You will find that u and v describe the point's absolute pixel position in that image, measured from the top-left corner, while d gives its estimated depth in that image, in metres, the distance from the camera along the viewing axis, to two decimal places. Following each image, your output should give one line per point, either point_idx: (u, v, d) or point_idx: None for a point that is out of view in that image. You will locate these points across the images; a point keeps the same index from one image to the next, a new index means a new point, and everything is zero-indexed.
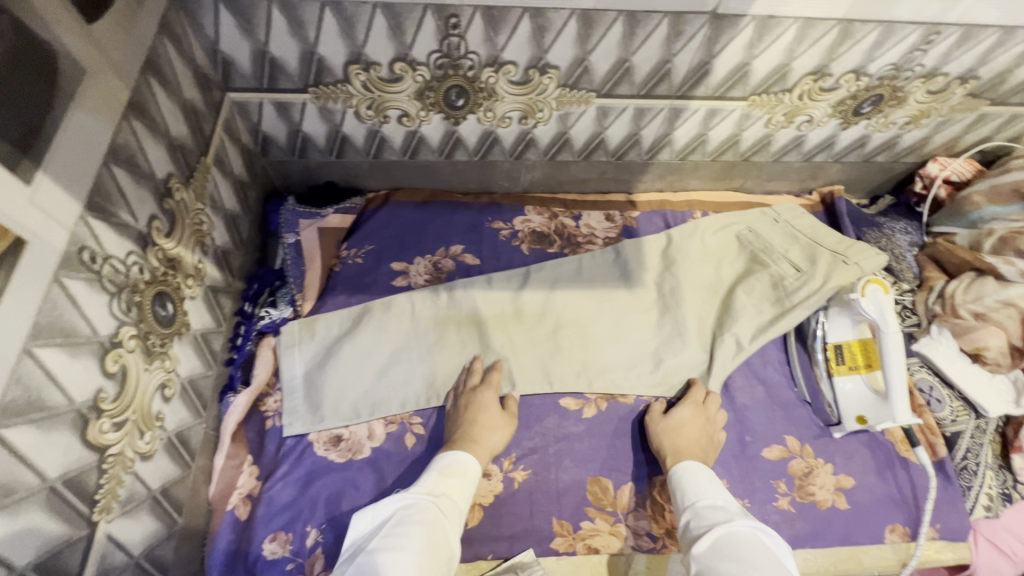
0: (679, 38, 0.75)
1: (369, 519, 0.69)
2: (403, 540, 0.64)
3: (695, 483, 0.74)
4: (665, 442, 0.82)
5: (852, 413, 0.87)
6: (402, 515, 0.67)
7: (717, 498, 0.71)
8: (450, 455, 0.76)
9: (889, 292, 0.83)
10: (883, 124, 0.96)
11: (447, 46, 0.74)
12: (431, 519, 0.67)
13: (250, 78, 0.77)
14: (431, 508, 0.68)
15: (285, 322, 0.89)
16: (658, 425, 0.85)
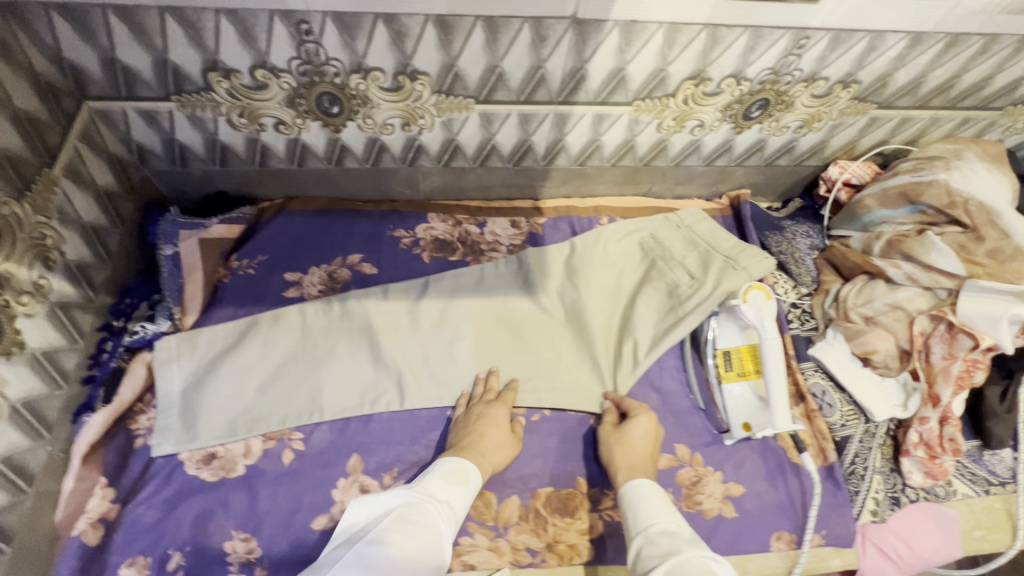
0: (544, 43, 0.74)
1: (370, 507, 0.68)
2: (404, 536, 0.63)
3: (648, 500, 0.72)
4: (620, 457, 0.81)
5: (738, 420, 0.87)
6: (411, 510, 0.67)
7: (670, 520, 0.68)
8: (452, 461, 0.75)
9: (771, 298, 0.84)
10: (777, 128, 0.96)
11: (306, 53, 0.72)
12: (429, 518, 0.66)
13: (104, 86, 0.74)
14: (431, 508, 0.68)
15: (160, 337, 0.85)
16: (614, 437, 0.83)
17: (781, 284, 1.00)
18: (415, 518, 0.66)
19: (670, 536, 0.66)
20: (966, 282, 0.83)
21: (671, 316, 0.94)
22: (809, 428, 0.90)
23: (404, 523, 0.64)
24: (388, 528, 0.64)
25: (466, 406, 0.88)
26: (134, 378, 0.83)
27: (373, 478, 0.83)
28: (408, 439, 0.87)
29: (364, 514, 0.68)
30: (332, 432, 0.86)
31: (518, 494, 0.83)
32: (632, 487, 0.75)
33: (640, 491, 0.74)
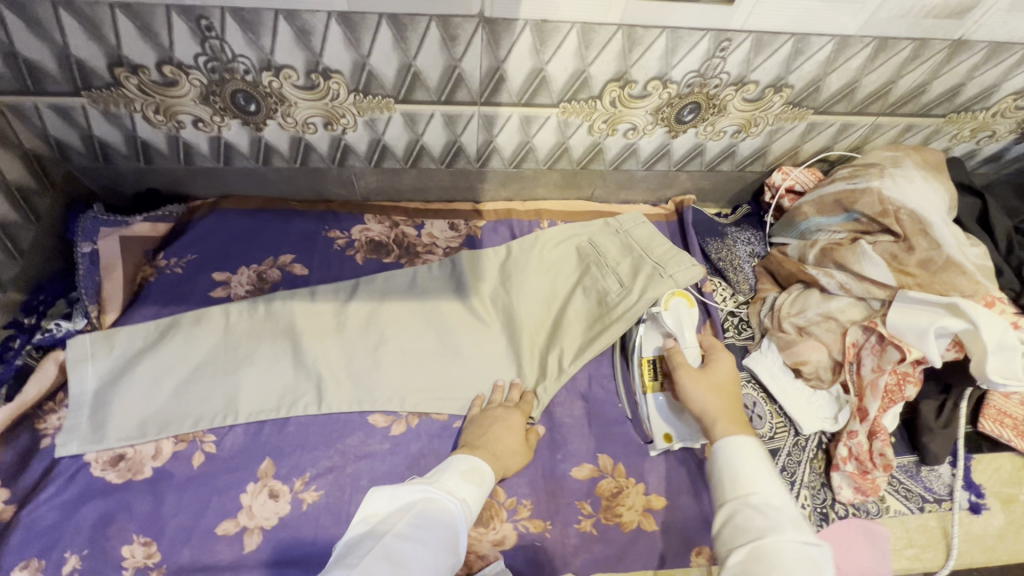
0: (456, 43, 0.73)
1: (392, 499, 0.62)
2: (430, 536, 0.59)
3: (747, 461, 0.62)
4: (699, 396, 0.74)
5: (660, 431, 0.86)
6: (432, 507, 0.62)
7: (769, 494, 0.59)
8: (469, 458, 0.72)
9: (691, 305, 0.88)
10: (714, 133, 0.94)
11: (211, 49, 0.71)
12: (450, 518, 0.62)
13: (11, 80, 0.73)
14: (452, 507, 0.64)
15: (75, 334, 0.84)
16: (701, 378, 0.77)
17: (719, 291, 0.99)
18: (438, 517, 0.62)
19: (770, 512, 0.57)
20: (898, 292, 0.81)
21: (598, 324, 0.94)
22: None
23: (427, 522, 0.60)
24: (407, 522, 0.60)
25: (482, 410, 0.87)
26: (42, 376, 0.81)
27: (285, 483, 0.81)
28: (324, 444, 0.85)
29: (384, 504, 0.62)
30: (246, 434, 0.84)
31: None
32: (726, 445, 0.64)
33: (739, 450, 0.63)
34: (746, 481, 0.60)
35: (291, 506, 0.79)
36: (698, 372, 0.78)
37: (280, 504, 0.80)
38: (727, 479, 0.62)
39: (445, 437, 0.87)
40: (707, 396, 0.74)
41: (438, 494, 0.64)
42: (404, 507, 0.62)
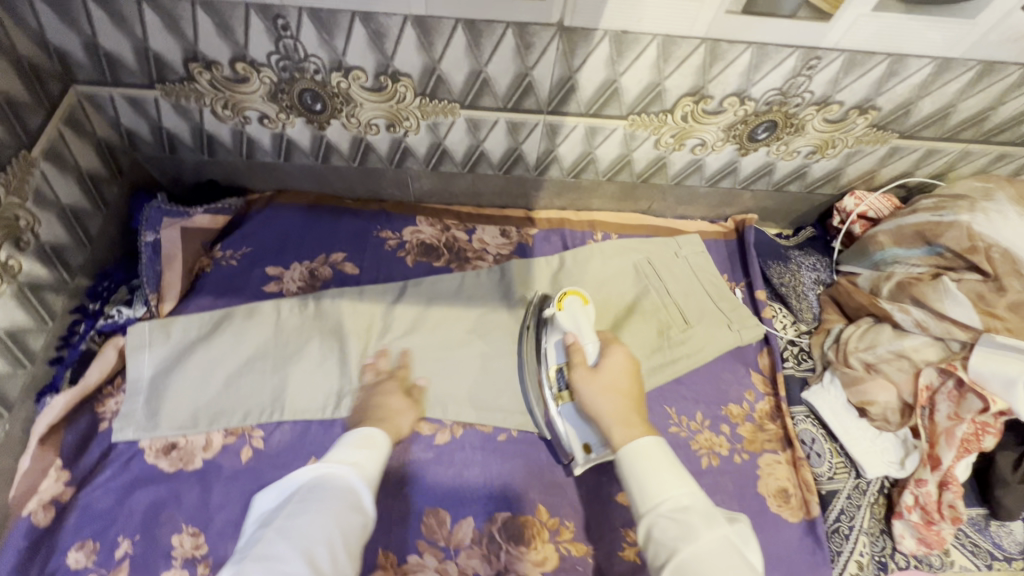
0: (530, 51, 0.70)
1: (277, 490, 0.67)
2: (303, 504, 0.62)
3: (653, 469, 0.62)
4: (603, 402, 0.73)
5: (579, 446, 0.81)
6: (310, 478, 0.65)
7: (681, 495, 0.60)
8: (358, 431, 0.73)
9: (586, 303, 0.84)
10: (787, 153, 0.89)
11: (284, 48, 0.71)
12: (341, 481, 0.65)
13: (90, 71, 0.75)
14: (343, 471, 0.66)
15: (134, 322, 0.85)
16: (589, 382, 0.76)
17: (779, 318, 0.95)
18: (316, 486, 0.64)
19: (686, 517, 0.58)
20: (983, 335, 0.75)
21: (659, 354, 0.91)
22: (794, 476, 0.83)
23: (305, 493, 0.63)
24: (293, 501, 0.63)
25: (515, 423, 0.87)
26: (102, 362, 0.83)
27: None
28: None
29: (272, 498, 0.67)
30: (292, 431, 0.85)
31: (473, 515, 0.80)
32: (635, 449, 0.64)
33: (641, 456, 0.63)
34: (659, 489, 0.60)
35: None
36: (586, 373, 0.77)
37: None
38: (636, 492, 0.62)
39: (487, 451, 0.85)
40: (603, 399, 0.74)
41: (324, 464, 0.67)
42: (288, 491, 0.66)
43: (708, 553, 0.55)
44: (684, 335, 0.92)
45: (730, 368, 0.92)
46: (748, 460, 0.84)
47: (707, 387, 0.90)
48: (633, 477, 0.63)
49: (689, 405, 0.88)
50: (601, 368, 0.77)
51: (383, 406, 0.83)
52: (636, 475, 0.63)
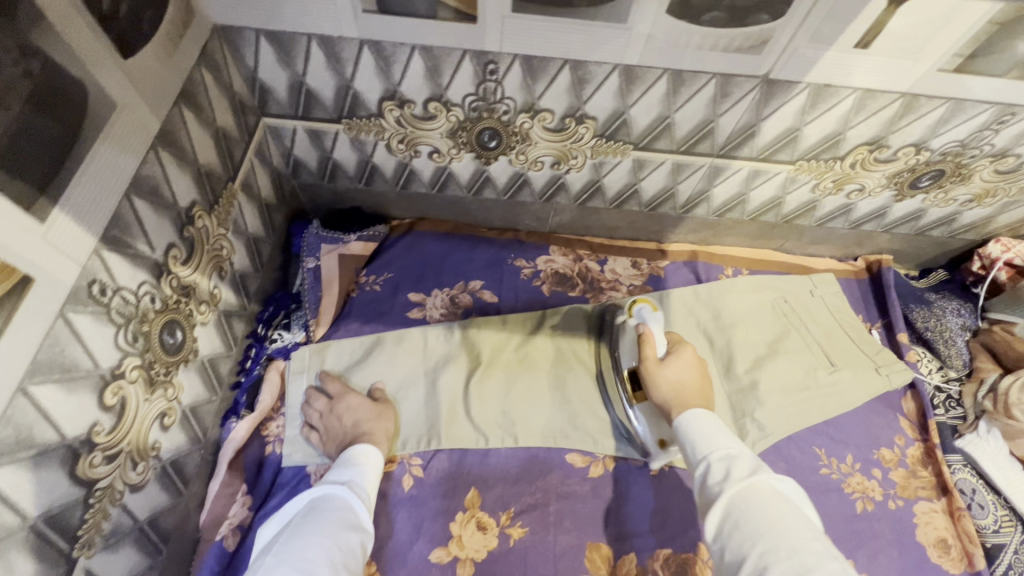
0: (725, 99, 0.72)
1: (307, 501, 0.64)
2: (322, 523, 0.59)
3: (701, 430, 0.64)
4: (666, 392, 0.74)
5: (654, 441, 0.83)
6: (321, 503, 0.63)
7: (728, 446, 0.61)
8: (354, 449, 0.72)
9: (655, 307, 0.91)
10: (943, 200, 0.89)
11: (483, 90, 0.73)
12: (345, 508, 0.63)
13: (285, 106, 0.77)
14: (343, 499, 0.64)
15: (296, 346, 0.87)
16: (657, 374, 0.76)
17: (925, 362, 0.95)
18: (329, 508, 0.62)
19: (732, 464, 0.59)
20: None
21: (805, 392, 0.90)
22: (952, 526, 0.82)
23: (320, 513, 0.61)
24: (308, 520, 0.60)
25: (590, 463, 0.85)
26: (272, 385, 0.84)
27: (490, 514, 0.81)
28: (524, 480, 0.84)
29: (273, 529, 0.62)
30: (449, 460, 0.84)
31: (635, 552, 0.79)
32: (683, 418, 0.68)
33: (697, 421, 0.66)
34: (708, 444, 0.62)
35: (498, 541, 0.79)
36: (654, 366, 0.77)
37: (488, 537, 0.79)
38: (689, 452, 0.64)
39: (643, 485, 0.85)
40: (667, 394, 0.74)
41: (327, 491, 0.64)
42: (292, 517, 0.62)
43: (759, 496, 0.55)
44: (834, 378, 0.91)
45: (881, 412, 0.90)
46: (904, 507, 0.83)
47: (855, 430, 0.88)
48: (685, 444, 0.65)
49: (839, 446, 0.87)
50: (668, 364, 0.77)
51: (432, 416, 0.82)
52: (688, 440, 0.65)
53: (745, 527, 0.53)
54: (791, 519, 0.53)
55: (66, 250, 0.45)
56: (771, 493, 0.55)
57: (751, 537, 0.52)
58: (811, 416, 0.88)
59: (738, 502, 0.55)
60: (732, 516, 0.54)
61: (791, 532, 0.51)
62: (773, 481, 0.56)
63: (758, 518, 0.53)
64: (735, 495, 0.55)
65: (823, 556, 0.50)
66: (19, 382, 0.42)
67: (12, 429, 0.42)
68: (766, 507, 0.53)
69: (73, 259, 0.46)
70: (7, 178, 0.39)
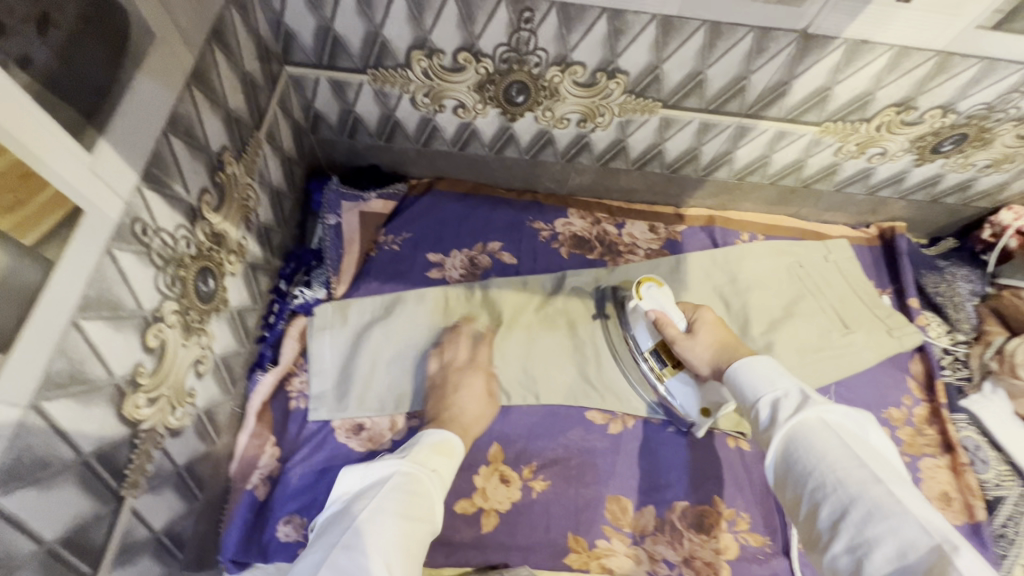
0: (761, 55, 0.71)
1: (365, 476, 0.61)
2: (409, 509, 0.57)
3: (750, 373, 0.60)
4: (707, 357, 0.73)
5: (697, 409, 0.81)
6: (405, 481, 0.60)
7: (778, 386, 0.56)
8: (441, 433, 0.69)
9: (662, 285, 0.83)
10: (961, 165, 0.90)
11: (516, 41, 0.71)
12: (427, 491, 0.61)
13: (310, 53, 0.75)
14: (430, 483, 0.62)
15: (318, 303, 0.86)
16: (691, 348, 0.75)
17: (935, 326, 0.98)
18: (416, 490, 0.60)
19: (781, 405, 0.54)
20: None
21: (816, 352, 0.92)
22: (955, 481, 0.85)
23: (406, 494, 0.59)
24: (396, 498, 0.58)
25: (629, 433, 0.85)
26: (293, 338, 0.84)
27: (513, 469, 0.82)
28: (545, 435, 0.85)
29: (359, 480, 0.61)
30: None
31: (653, 505, 0.81)
32: (734, 366, 0.63)
33: (751, 367, 0.61)
34: (758, 387, 0.58)
35: (522, 493, 0.80)
36: (684, 340, 0.76)
37: (511, 490, 0.81)
38: (741, 396, 0.60)
39: (662, 442, 0.86)
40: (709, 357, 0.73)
41: (414, 470, 0.61)
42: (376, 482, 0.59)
43: (808, 432, 0.50)
44: (845, 340, 0.93)
45: (890, 374, 0.93)
46: (911, 463, 0.86)
47: (866, 390, 0.91)
48: (735, 389, 0.62)
49: (849, 406, 0.89)
50: (697, 332, 0.76)
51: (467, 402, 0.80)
52: (738, 385, 0.61)
53: (798, 465, 0.50)
54: (843, 450, 0.48)
55: (112, 184, 0.44)
56: (821, 428, 0.50)
57: (805, 470, 0.49)
58: (822, 375, 0.90)
59: (788, 442, 0.51)
60: (788, 454, 0.51)
61: (841, 460, 0.47)
62: (823, 414, 0.51)
63: (811, 453, 0.49)
64: (786, 434, 0.52)
65: (868, 482, 0.46)
66: (71, 316, 0.41)
67: (65, 362, 0.41)
68: (816, 441, 0.50)
69: (118, 195, 0.45)
70: (59, 103, 0.39)
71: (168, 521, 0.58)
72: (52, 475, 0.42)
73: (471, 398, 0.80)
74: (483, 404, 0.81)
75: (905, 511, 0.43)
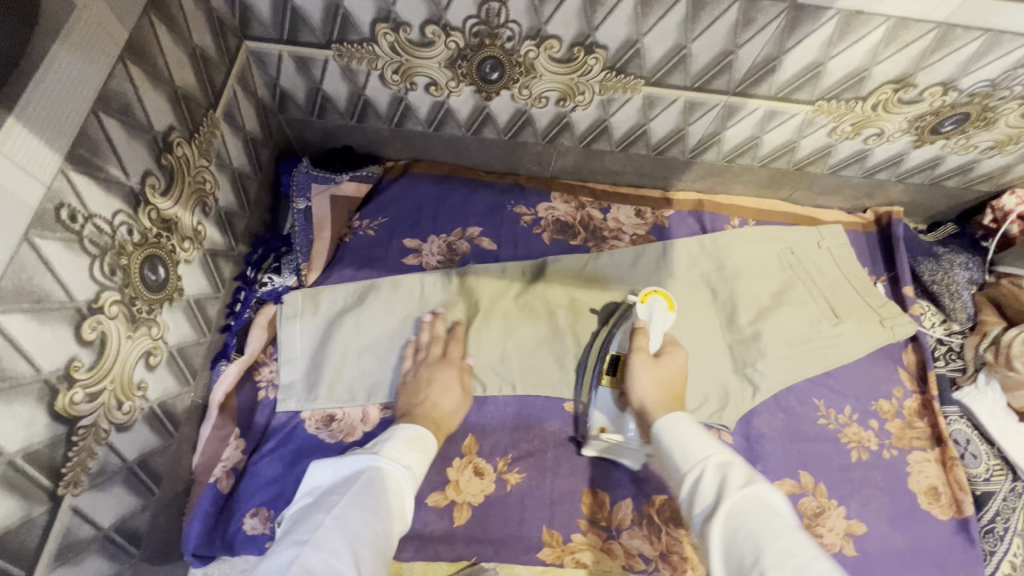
0: (748, 28, 0.66)
1: (335, 468, 0.60)
2: (383, 504, 0.56)
3: (684, 440, 0.60)
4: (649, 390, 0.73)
5: (596, 425, 0.79)
6: (377, 475, 0.58)
7: (721, 454, 0.57)
8: (415, 427, 0.67)
9: (672, 310, 0.83)
10: (963, 147, 0.86)
11: (485, 12, 0.67)
12: (400, 485, 0.59)
13: (269, 26, 0.71)
14: (401, 476, 0.60)
15: (287, 291, 0.83)
16: (647, 370, 0.75)
17: (929, 315, 0.94)
18: (387, 484, 0.58)
19: (728, 473, 0.54)
20: None
21: (807, 343, 0.88)
22: (944, 474, 0.83)
23: (378, 488, 0.57)
24: (367, 493, 0.56)
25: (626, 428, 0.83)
26: (261, 327, 0.81)
27: (488, 461, 0.80)
28: (522, 427, 0.83)
29: (328, 476, 0.60)
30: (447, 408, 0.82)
31: (631, 499, 0.79)
32: (664, 425, 0.64)
33: (679, 430, 0.62)
34: (693, 454, 0.58)
35: (496, 486, 0.78)
36: (647, 362, 0.76)
37: (485, 482, 0.78)
38: (671, 468, 0.60)
39: None
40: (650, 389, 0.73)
41: (386, 463, 0.60)
42: (349, 475, 0.58)
43: (754, 508, 0.50)
44: (837, 331, 0.90)
45: (881, 365, 0.90)
46: (898, 457, 0.83)
47: (855, 382, 0.88)
48: (666, 453, 0.61)
49: (837, 398, 0.87)
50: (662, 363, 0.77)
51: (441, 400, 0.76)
52: (672, 450, 0.60)
53: (746, 539, 0.48)
54: (783, 528, 0.48)
55: (28, 166, 0.41)
56: (767, 508, 0.50)
57: (754, 548, 0.47)
58: (810, 366, 0.87)
59: (731, 516, 0.50)
60: (731, 525, 0.49)
61: (793, 542, 0.47)
62: (767, 494, 0.51)
63: (757, 526, 0.48)
64: (734, 503, 0.51)
65: (826, 570, 0.45)
66: None
67: None
68: (761, 516, 0.49)
69: (36, 178, 0.42)
70: None
71: (118, 517, 0.57)
72: None
73: (446, 395, 0.77)
74: (459, 400, 0.78)
75: None
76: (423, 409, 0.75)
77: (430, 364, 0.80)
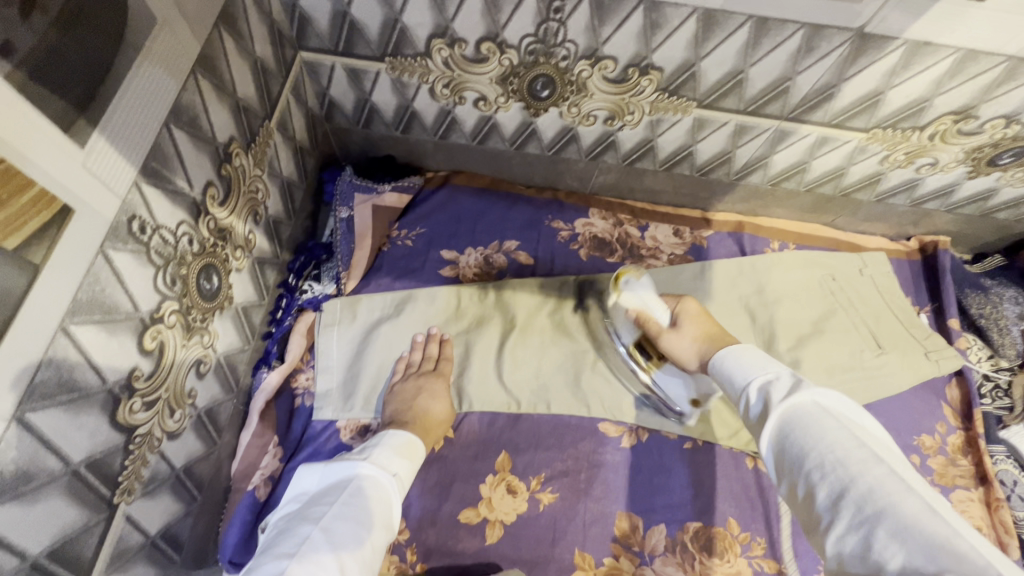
0: (810, 55, 0.65)
1: (322, 477, 0.60)
2: (371, 513, 0.55)
3: (737, 361, 0.57)
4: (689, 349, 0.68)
5: (688, 401, 0.81)
6: (364, 484, 0.58)
7: (767, 370, 0.53)
8: (403, 435, 0.66)
9: (640, 276, 0.82)
10: (1019, 179, 0.84)
11: (543, 32, 0.67)
12: (387, 494, 0.59)
13: (325, 38, 0.72)
14: (388, 485, 0.60)
15: (326, 299, 0.84)
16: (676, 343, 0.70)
17: (975, 350, 0.94)
18: (376, 492, 0.58)
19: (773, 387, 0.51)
20: None
21: (847, 372, 0.86)
22: (988, 516, 0.80)
23: (366, 496, 0.57)
24: (355, 503, 0.56)
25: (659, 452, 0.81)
26: (301, 334, 0.82)
27: (521, 479, 0.79)
28: (556, 446, 0.81)
29: (316, 483, 0.59)
30: (480, 422, 0.82)
31: (665, 525, 0.76)
32: (718, 356, 0.60)
33: (730, 356, 0.59)
34: (742, 376, 0.55)
35: (529, 505, 0.77)
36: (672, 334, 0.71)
37: (518, 501, 0.77)
38: (729, 391, 0.57)
39: (676, 459, 0.81)
40: (699, 353, 0.67)
41: (372, 471, 0.59)
42: (337, 484, 0.58)
43: (801, 415, 0.47)
44: (880, 363, 0.88)
45: (924, 399, 0.88)
46: (941, 495, 0.81)
47: (898, 415, 0.86)
48: (723, 381, 0.58)
49: None
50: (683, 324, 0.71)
51: (433, 409, 0.75)
52: (726, 376, 0.58)
53: (795, 445, 0.45)
54: (825, 427, 0.45)
55: (107, 181, 0.41)
56: (813, 413, 0.46)
57: (800, 453, 0.45)
58: (852, 398, 0.85)
59: (780, 425, 0.48)
60: (782, 437, 0.47)
61: (839, 437, 0.43)
62: (815, 395, 0.47)
63: (806, 430, 0.45)
64: (783, 412, 0.48)
65: (869, 458, 0.41)
66: (60, 321, 0.39)
67: (53, 370, 0.39)
68: (808, 422, 0.46)
69: (113, 191, 0.42)
70: (44, 94, 0.36)
71: (164, 524, 0.57)
72: (39, 488, 0.40)
73: (436, 402, 0.76)
74: (448, 409, 0.76)
75: (914, 491, 0.38)
76: (412, 417, 0.73)
77: (423, 375, 0.78)
